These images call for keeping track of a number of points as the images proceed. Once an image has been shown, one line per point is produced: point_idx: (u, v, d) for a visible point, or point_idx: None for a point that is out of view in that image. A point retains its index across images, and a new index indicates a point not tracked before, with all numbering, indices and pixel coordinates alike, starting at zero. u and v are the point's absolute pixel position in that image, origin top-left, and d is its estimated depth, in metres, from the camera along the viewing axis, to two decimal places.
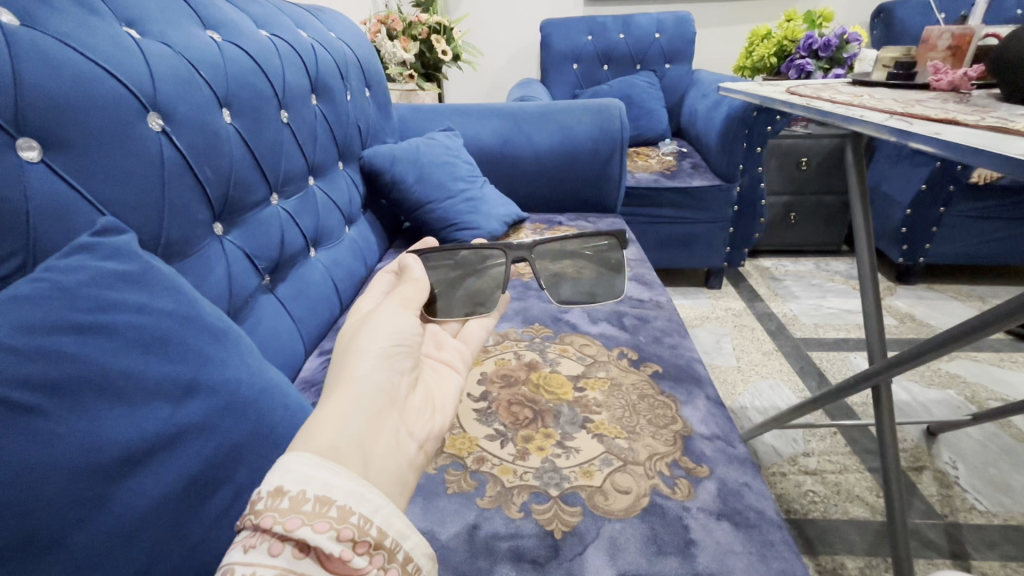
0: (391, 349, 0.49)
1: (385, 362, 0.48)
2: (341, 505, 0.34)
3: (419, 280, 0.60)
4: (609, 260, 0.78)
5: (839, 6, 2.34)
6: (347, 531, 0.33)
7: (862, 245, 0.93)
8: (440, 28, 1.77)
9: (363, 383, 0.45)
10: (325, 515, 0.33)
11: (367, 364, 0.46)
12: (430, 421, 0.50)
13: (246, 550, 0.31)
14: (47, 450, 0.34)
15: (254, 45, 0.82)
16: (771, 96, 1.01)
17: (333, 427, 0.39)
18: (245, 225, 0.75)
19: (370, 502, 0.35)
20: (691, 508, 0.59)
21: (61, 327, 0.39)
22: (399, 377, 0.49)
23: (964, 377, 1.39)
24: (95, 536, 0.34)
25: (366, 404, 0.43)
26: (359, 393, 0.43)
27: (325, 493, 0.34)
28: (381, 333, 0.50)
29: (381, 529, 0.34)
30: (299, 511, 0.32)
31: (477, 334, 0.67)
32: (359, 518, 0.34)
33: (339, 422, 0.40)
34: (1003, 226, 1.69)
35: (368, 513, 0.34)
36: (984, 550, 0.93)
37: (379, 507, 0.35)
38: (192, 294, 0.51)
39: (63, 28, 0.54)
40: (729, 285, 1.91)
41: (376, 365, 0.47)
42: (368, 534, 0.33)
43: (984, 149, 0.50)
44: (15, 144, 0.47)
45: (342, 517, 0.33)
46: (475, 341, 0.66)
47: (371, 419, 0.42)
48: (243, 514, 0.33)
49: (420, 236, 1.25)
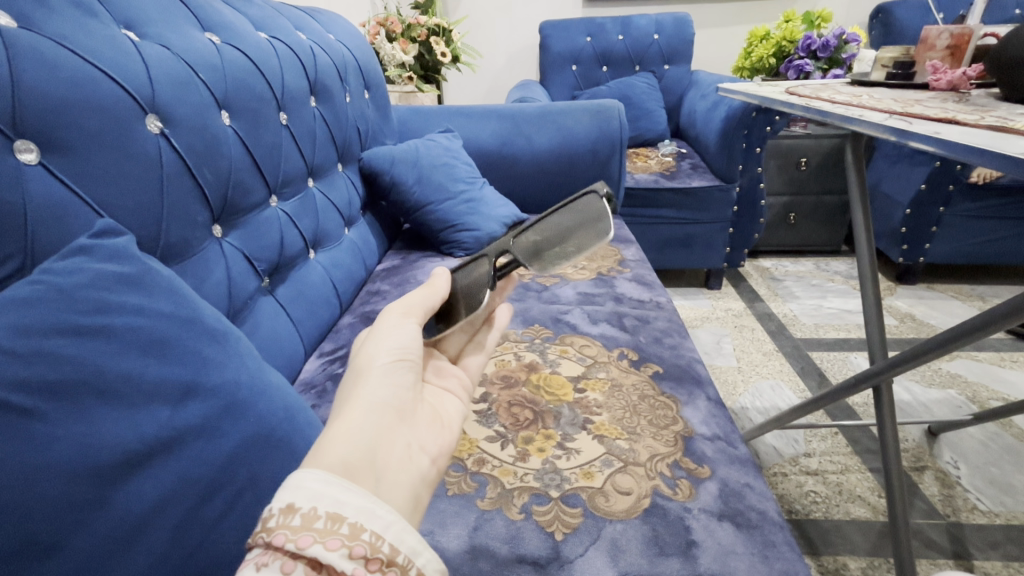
0: (395, 363, 0.48)
1: (390, 377, 0.47)
2: (351, 522, 0.33)
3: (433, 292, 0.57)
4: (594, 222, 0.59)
5: (839, 6, 2.35)
6: (359, 548, 0.32)
7: (862, 245, 0.93)
8: (440, 30, 1.78)
9: (369, 399, 0.44)
10: (336, 532, 0.33)
11: (371, 380, 0.46)
12: (439, 436, 0.49)
13: (258, 567, 0.32)
14: (44, 454, 0.34)
15: (254, 47, 0.83)
16: (771, 97, 1.01)
17: (342, 442, 0.39)
18: (244, 227, 0.75)
19: (382, 519, 0.35)
20: (693, 509, 0.59)
21: (60, 329, 0.39)
22: (405, 392, 0.48)
23: (965, 377, 1.38)
24: (94, 538, 0.34)
25: (374, 419, 0.43)
26: (366, 408, 0.43)
27: (337, 510, 0.34)
28: (383, 349, 0.48)
29: (393, 546, 0.34)
30: (311, 528, 0.32)
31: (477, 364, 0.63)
32: (370, 535, 0.33)
33: (348, 438, 0.40)
34: (1003, 225, 1.70)
35: (379, 529, 0.34)
36: (986, 551, 0.93)
37: (391, 524, 0.35)
38: (192, 296, 0.51)
39: (62, 31, 0.54)
40: (729, 285, 1.91)
41: (381, 382, 0.46)
42: (379, 550, 0.33)
43: (984, 148, 0.50)
44: (13, 147, 0.47)
45: (353, 534, 0.33)
46: (475, 370, 0.63)
47: (381, 435, 0.42)
48: (254, 531, 0.33)
49: (424, 243, 1.24)
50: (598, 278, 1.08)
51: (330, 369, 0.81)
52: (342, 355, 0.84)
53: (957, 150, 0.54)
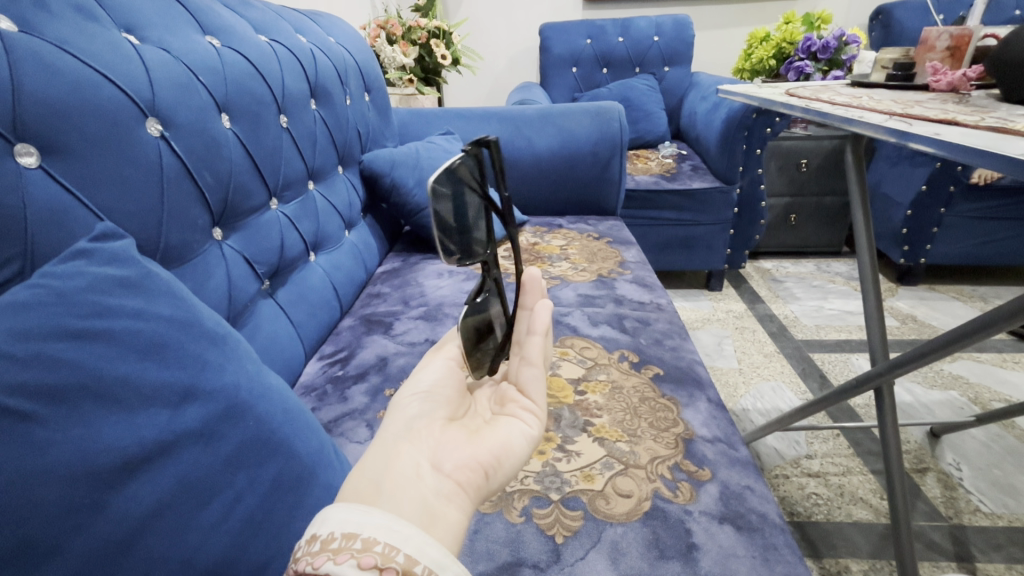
0: (411, 396, 0.49)
1: (408, 408, 0.47)
2: (365, 537, 0.34)
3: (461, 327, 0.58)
4: (460, 161, 0.50)
5: (839, 8, 2.35)
6: (371, 559, 0.33)
7: (863, 245, 0.92)
8: (440, 33, 1.78)
9: (383, 431, 0.45)
10: (349, 548, 0.34)
11: (388, 414, 0.47)
12: (472, 451, 0.44)
13: None
14: (43, 457, 0.34)
15: (254, 50, 0.83)
16: (771, 98, 1.01)
17: (353, 475, 0.41)
18: (243, 230, 0.75)
19: (399, 532, 0.35)
20: (693, 512, 0.58)
21: (58, 333, 0.39)
22: (425, 417, 0.47)
23: (967, 378, 1.38)
24: (93, 542, 0.34)
25: (385, 446, 0.43)
26: (379, 439, 0.44)
27: (353, 529, 0.35)
28: (405, 387, 0.50)
29: (408, 556, 0.34)
30: (328, 549, 0.34)
31: (537, 386, 0.51)
32: (384, 546, 0.34)
33: (356, 470, 0.42)
34: (1004, 226, 1.69)
35: (395, 541, 0.34)
36: (989, 553, 0.92)
37: (409, 536, 0.35)
38: (190, 299, 0.51)
39: (62, 34, 0.54)
40: (730, 287, 1.91)
41: (397, 413, 0.47)
42: (393, 560, 0.33)
43: (983, 149, 0.50)
44: (13, 151, 0.48)
45: (366, 547, 0.34)
46: (536, 389, 0.51)
47: (388, 457, 0.42)
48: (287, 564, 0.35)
49: None
50: (599, 280, 1.08)
51: (330, 372, 0.81)
52: (342, 358, 0.84)
53: (957, 151, 0.54)
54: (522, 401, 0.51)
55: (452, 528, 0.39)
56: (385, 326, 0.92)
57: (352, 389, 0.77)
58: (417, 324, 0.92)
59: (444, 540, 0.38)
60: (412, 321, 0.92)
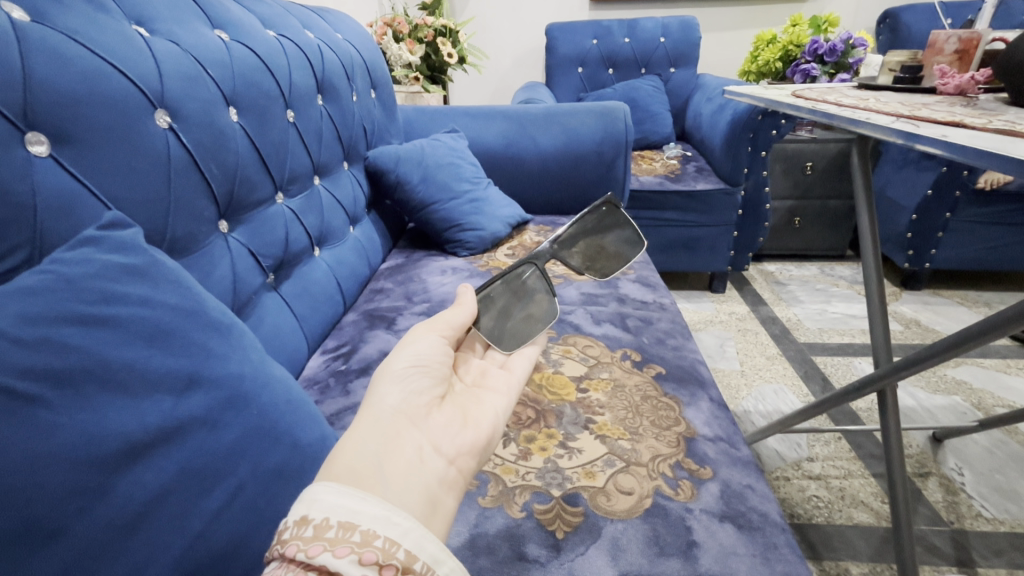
0: (407, 368, 0.49)
1: (403, 382, 0.48)
2: (364, 530, 0.34)
3: (461, 304, 0.60)
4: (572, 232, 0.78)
5: (845, 11, 2.35)
6: (371, 555, 0.33)
7: (869, 250, 0.92)
8: (446, 31, 1.78)
9: (379, 404, 0.45)
10: (347, 540, 0.33)
11: (384, 384, 0.47)
12: (466, 436, 0.47)
13: None
14: (47, 439, 0.34)
15: (262, 45, 0.83)
16: (777, 100, 1.00)
17: (350, 450, 0.41)
18: (250, 222, 0.76)
19: (398, 527, 0.35)
20: (694, 509, 0.58)
21: (66, 318, 0.40)
22: (421, 396, 0.48)
23: (971, 384, 1.37)
24: (96, 526, 0.34)
25: (383, 425, 0.43)
26: (373, 415, 0.44)
27: (350, 519, 0.34)
28: (399, 357, 0.50)
29: (408, 553, 0.34)
30: (322, 538, 0.33)
31: (523, 366, 0.60)
32: (384, 542, 0.34)
33: (355, 444, 0.41)
34: (1011, 232, 1.68)
35: (395, 537, 0.34)
36: (990, 558, 0.92)
37: (408, 531, 0.35)
38: (197, 288, 0.52)
39: (73, 24, 0.54)
40: (733, 289, 1.90)
41: (394, 385, 0.47)
42: (393, 557, 0.33)
43: (990, 152, 0.50)
44: (23, 138, 0.48)
45: (366, 541, 0.33)
46: (522, 370, 0.60)
47: (390, 439, 0.42)
48: (270, 546, 0.34)
49: (451, 241, 1.18)
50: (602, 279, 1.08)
51: (333, 366, 0.81)
52: (344, 352, 0.84)
53: (963, 153, 0.54)
54: (504, 389, 0.56)
55: (447, 516, 0.41)
56: (387, 322, 0.92)
57: (355, 382, 0.77)
58: (418, 320, 0.92)
59: (442, 529, 0.40)
60: (413, 318, 0.92)
